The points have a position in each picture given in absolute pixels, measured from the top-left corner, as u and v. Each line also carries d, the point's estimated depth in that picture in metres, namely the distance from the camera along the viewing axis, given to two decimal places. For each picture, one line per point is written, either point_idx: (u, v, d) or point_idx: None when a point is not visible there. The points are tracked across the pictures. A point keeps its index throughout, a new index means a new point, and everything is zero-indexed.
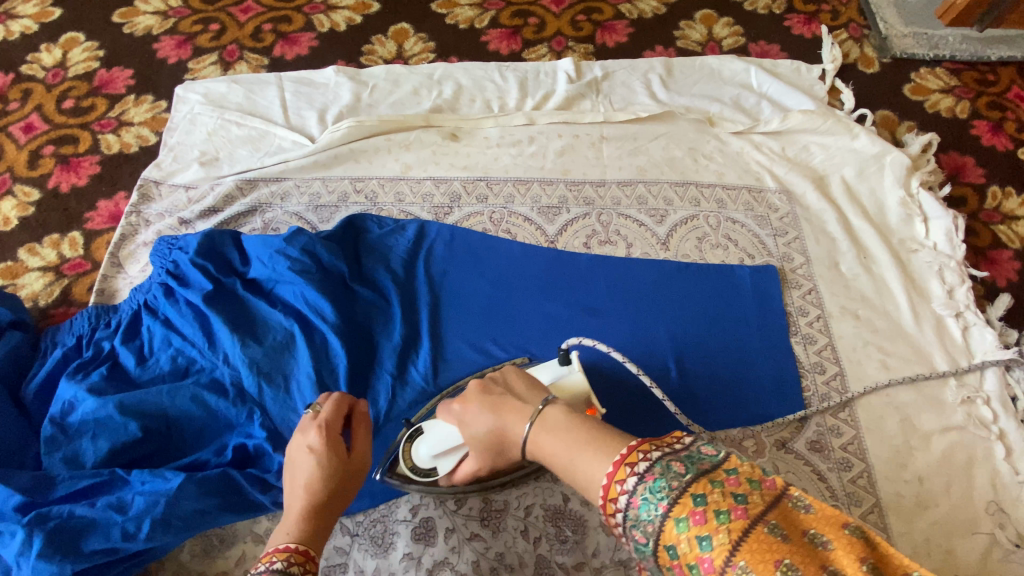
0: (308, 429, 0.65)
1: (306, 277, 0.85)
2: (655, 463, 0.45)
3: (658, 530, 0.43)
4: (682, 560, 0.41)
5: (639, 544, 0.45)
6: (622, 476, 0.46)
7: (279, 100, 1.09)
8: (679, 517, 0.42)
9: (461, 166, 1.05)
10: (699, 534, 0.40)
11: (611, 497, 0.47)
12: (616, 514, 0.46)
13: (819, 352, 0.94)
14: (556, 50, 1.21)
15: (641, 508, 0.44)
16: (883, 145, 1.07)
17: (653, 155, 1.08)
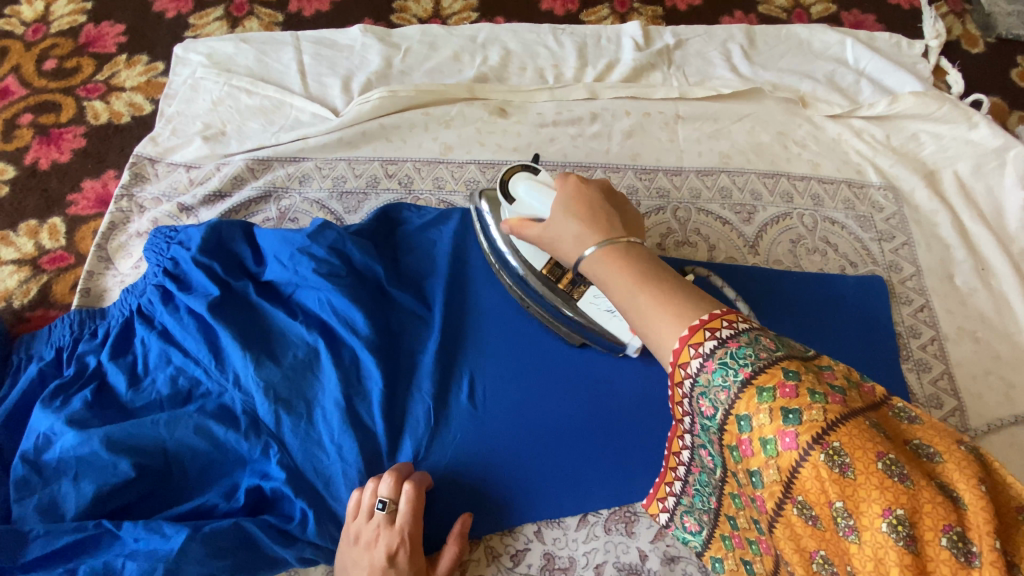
0: (385, 534, 0.60)
1: (334, 282, 0.69)
2: (742, 332, 0.40)
3: (733, 405, 0.39)
4: (753, 436, 0.38)
5: (705, 417, 0.42)
6: (699, 339, 0.40)
7: (296, 63, 0.93)
8: (762, 387, 0.37)
9: (510, 148, 0.89)
10: (775, 413, 0.37)
11: (682, 366, 0.41)
12: (684, 382, 0.42)
13: (934, 382, 0.80)
14: (619, 12, 1.03)
15: (717, 372, 0.39)
16: (1008, 137, 0.91)
17: (737, 140, 0.91)
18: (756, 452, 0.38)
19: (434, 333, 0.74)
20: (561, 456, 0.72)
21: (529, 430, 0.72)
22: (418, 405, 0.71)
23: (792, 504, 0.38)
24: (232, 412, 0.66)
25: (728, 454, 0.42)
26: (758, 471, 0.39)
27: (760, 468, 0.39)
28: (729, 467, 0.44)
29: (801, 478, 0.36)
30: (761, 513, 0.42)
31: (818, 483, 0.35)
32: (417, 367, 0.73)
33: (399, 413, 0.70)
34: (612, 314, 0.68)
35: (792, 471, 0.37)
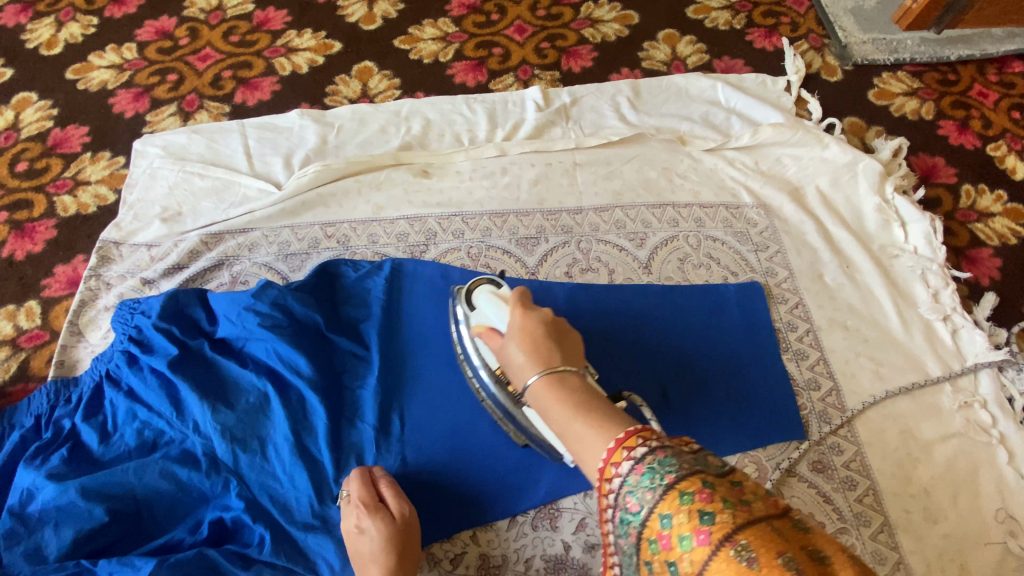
0: (348, 511, 0.74)
1: (278, 333, 0.81)
2: (666, 445, 0.47)
3: (659, 499, 0.44)
4: (674, 529, 0.42)
5: (631, 512, 0.46)
6: (631, 444, 0.48)
7: (242, 147, 1.07)
8: (683, 491, 0.43)
9: (435, 203, 1.03)
10: (693, 514, 0.41)
11: (614, 462, 0.48)
12: (613, 478, 0.48)
13: (811, 367, 0.92)
14: (522, 79, 1.21)
15: (645, 475, 0.45)
16: (854, 153, 1.06)
17: (627, 179, 1.08)
18: (676, 544, 0.42)
19: (371, 370, 0.85)
20: (490, 465, 0.82)
21: (461, 446, 0.83)
22: (360, 433, 0.82)
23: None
24: (194, 454, 0.77)
25: (646, 545, 0.45)
26: (676, 562, 0.42)
27: (678, 560, 0.42)
28: (640, 558, 0.46)
29: (713, 566, 0.39)
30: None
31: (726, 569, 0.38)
32: (357, 402, 0.84)
33: (345, 441, 0.82)
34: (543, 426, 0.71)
35: (705, 563, 0.39)
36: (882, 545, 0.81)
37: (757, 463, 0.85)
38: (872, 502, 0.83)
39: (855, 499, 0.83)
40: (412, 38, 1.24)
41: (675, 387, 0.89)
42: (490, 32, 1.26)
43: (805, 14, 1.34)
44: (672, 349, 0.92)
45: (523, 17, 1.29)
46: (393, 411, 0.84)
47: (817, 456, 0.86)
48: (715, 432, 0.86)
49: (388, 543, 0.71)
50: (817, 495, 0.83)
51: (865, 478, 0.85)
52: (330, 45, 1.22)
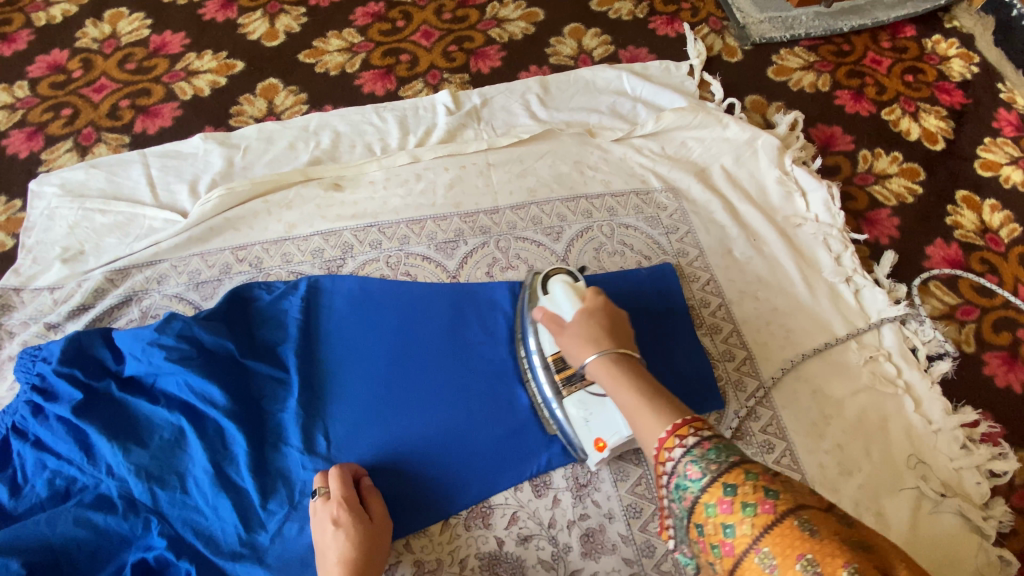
0: (327, 507, 0.74)
1: (186, 365, 0.79)
2: (705, 438, 0.53)
3: (720, 472, 0.50)
4: (735, 497, 0.48)
5: (689, 479, 0.51)
6: (684, 432, 0.55)
7: (145, 178, 1.04)
8: (748, 471, 0.49)
9: (349, 216, 1.02)
10: (761, 482, 0.48)
11: (677, 436, 0.55)
12: (675, 449, 0.54)
13: (725, 340, 0.96)
14: (432, 83, 1.21)
15: (707, 451, 0.52)
16: (752, 130, 1.10)
17: (541, 175, 1.09)
18: (735, 511, 0.47)
19: (291, 391, 0.85)
20: (420, 473, 0.83)
21: (393, 459, 0.83)
22: (285, 456, 0.82)
23: (755, 556, 0.45)
24: (110, 498, 0.76)
25: (701, 511, 0.50)
26: (733, 527, 0.47)
27: (735, 524, 0.47)
28: (692, 520, 0.51)
29: (775, 531, 0.45)
30: (724, 561, 0.47)
31: (787, 536, 0.44)
32: (280, 424, 0.83)
33: (271, 465, 0.81)
34: (584, 423, 0.78)
35: (766, 528, 0.45)
36: None
37: None
38: (789, 462, 0.87)
39: (773, 461, 0.88)
40: (317, 51, 1.23)
41: None
42: (396, 40, 1.26)
43: None
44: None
45: (428, 22, 1.29)
46: (316, 431, 0.83)
47: (736, 424, 0.90)
48: None
49: (361, 538, 0.71)
50: None
51: (781, 440, 0.89)
52: (232, 65, 1.20)
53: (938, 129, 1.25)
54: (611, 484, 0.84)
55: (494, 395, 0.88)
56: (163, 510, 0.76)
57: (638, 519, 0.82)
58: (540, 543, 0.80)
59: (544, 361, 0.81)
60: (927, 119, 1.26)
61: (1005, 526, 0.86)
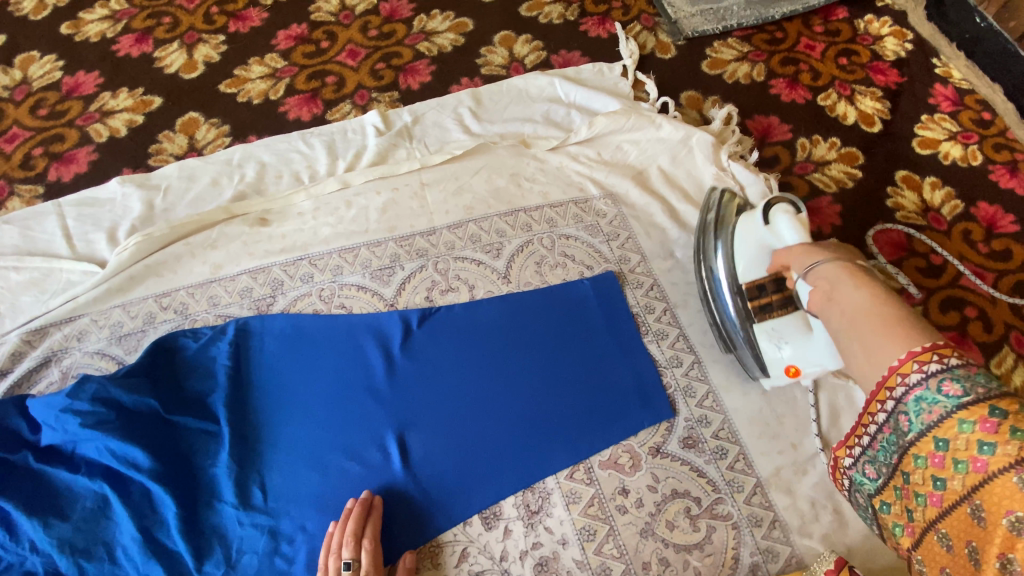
0: None
1: (104, 430, 0.75)
2: (952, 366, 0.55)
3: (985, 398, 0.53)
4: (974, 433, 0.52)
5: (932, 398, 0.56)
6: (924, 360, 0.57)
7: (60, 230, 0.99)
8: (996, 404, 0.52)
9: (278, 250, 0.98)
10: (1017, 418, 0.50)
11: (918, 362, 0.57)
12: (915, 374, 0.58)
13: (672, 345, 0.94)
14: (360, 104, 1.17)
15: (952, 381, 0.55)
16: (686, 128, 1.09)
17: (477, 191, 1.06)
18: (973, 449, 0.52)
19: (222, 444, 0.81)
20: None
21: (333, 505, 0.80)
22: (219, 514, 0.78)
23: (968, 505, 0.53)
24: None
25: (932, 440, 0.57)
26: (965, 463, 0.53)
27: (967, 463, 0.53)
28: (914, 446, 0.59)
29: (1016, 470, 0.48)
30: (947, 491, 0.55)
31: (1021, 481, 0.48)
32: (213, 480, 0.79)
33: (205, 524, 0.77)
34: (778, 348, 0.82)
35: (986, 480, 0.51)
36: (759, 507, 0.84)
37: (631, 451, 0.86)
38: (743, 467, 0.86)
39: (727, 467, 0.86)
40: (239, 80, 1.19)
41: (544, 394, 0.88)
42: (321, 61, 1.22)
43: None
44: (535, 356, 0.91)
45: (354, 40, 1.25)
46: (253, 482, 0.80)
47: (687, 432, 0.88)
48: (585, 429, 0.86)
49: None
50: (691, 471, 0.85)
51: (734, 444, 0.87)
52: (150, 102, 1.15)
53: (875, 111, 1.25)
54: (562, 508, 0.82)
55: (438, 425, 0.85)
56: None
57: (592, 542, 0.80)
58: None
59: (736, 287, 0.85)
60: (863, 101, 1.26)
61: None
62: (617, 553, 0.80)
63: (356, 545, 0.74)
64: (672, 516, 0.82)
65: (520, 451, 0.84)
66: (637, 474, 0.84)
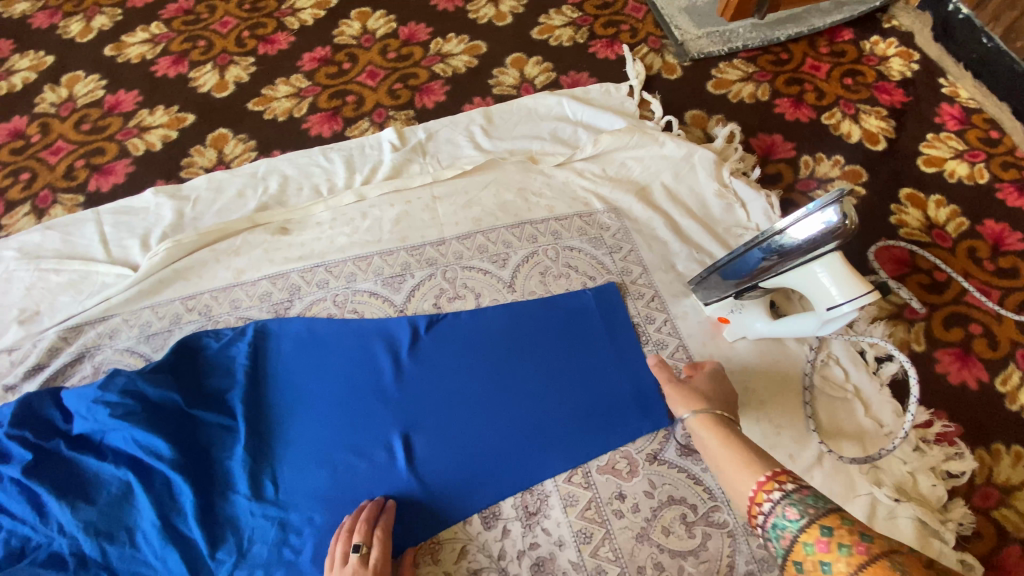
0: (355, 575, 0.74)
1: (130, 421, 0.80)
2: (788, 493, 0.62)
3: (817, 517, 0.58)
4: (831, 537, 0.55)
5: (788, 519, 0.60)
6: (770, 489, 0.64)
7: (98, 235, 1.07)
8: (825, 526, 0.57)
9: (296, 257, 1.04)
10: (841, 535, 0.55)
11: (768, 488, 0.65)
12: (766, 500, 0.64)
13: (672, 355, 0.97)
14: (378, 122, 1.24)
15: (789, 512, 0.61)
16: (689, 146, 1.12)
17: (486, 204, 1.11)
18: (831, 550, 0.55)
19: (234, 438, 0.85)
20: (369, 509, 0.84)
21: (339, 501, 0.84)
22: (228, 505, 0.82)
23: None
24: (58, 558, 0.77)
25: (800, 550, 0.58)
26: (831, 564, 0.54)
27: (833, 561, 0.54)
28: (792, 557, 0.59)
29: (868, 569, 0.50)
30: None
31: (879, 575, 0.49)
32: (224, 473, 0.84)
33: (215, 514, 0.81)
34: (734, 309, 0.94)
35: (868, 560, 0.51)
36: None
37: (629, 458, 0.88)
38: None
39: None
40: (266, 99, 1.27)
41: (546, 400, 0.91)
42: (343, 82, 1.29)
43: (643, 19, 1.42)
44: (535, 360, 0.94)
45: (374, 62, 1.33)
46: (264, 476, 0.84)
47: (684, 440, 0.89)
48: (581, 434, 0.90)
49: None
50: (687, 479, 0.86)
51: None
52: (183, 118, 1.24)
53: (879, 130, 1.27)
54: (560, 511, 0.84)
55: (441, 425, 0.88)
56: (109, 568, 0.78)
57: (588, 545, 0.82)
58: None
59: (761, 269, 0.83)
60: (868, 120, 1.28)
61: (964, 528, 0.86)
62: (613, 556, 0.82)
63: (368, 533, 0.78)
64: (668, 523, 0.84)
65: (520, 456, 0.87)
66: (634, 479, 0.86)
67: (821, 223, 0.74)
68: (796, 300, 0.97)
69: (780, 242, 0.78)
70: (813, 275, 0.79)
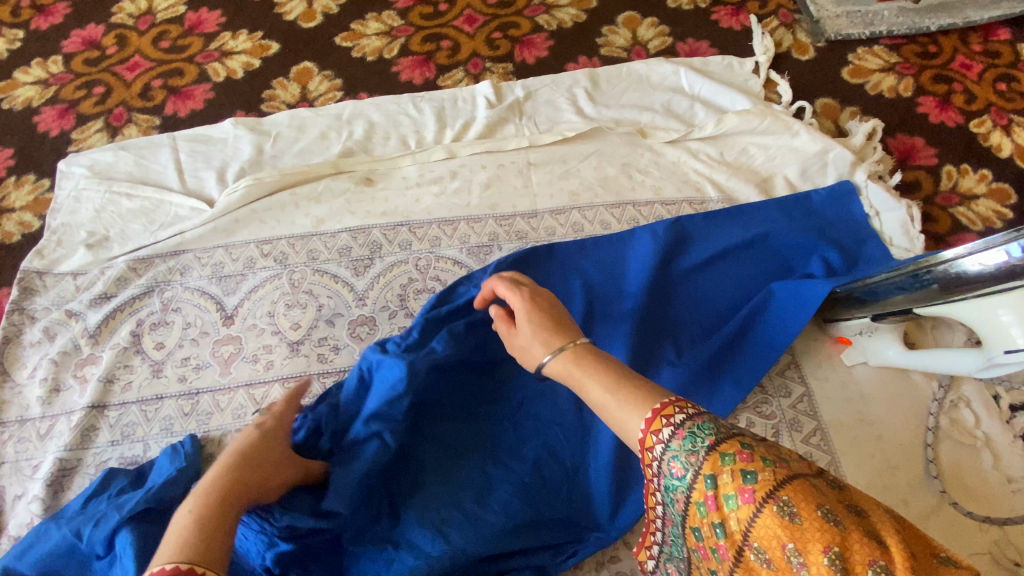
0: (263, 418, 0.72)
1: None
2: (688, 421, 0.49)
3: (717, 443, 0.46)
4: (738, 466, 0.44)
5: (676, 478, 0.48)
6: (660, 426, 0.50)
7: (173, 163, 1.00)
8: (724, 454, 0.46)
9: (379, 213, 0.96)
10: (726, 445, 0.46)
11: (663, 418, 0.50)
12: (655, 447, 0.50)
13: (782, 372, 0.88)
14: (473, 73, 1.13)
15: (680, 451, 0.48)
16: (826, 141, 1.00)
17: (585, 177, 1.01)
18: (720, 505, 0.45)
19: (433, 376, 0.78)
20: (456, 479, 0.73)
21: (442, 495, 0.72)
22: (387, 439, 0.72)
23: (765, 526, 0.41)
24: (77, 528, 0.66)
25: (728, 449, 0.46)
26: (722, 523, 0.44)
27: (722, 518, 0.44)
28: (688, 522, 0.48)
29: (756, 524, 0.42)
30: (740, 511, 0.43)
31: (770, 528, 0.41)
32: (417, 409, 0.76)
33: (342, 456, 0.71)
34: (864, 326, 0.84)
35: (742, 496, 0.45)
36: None
37: None
38: None
39: None
40: (355, 34, 1.17)
41: None
42: (438, 24, 1.18)
43: None
44: (747, 358, 0.85)
45: (473, 6, 1.21)
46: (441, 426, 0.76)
47: None
48: None
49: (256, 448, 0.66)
50: None
51: None
52: (267, 47, 1.15)
53: None
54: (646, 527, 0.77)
55: (675, 391, 0.82)
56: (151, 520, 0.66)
57: None
58: None
59: (916, 297, 0.75)
60: (1022, 134, 1.11)
61: None
62: None
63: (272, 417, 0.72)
64: None
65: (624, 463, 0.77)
66: None
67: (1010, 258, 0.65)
68: (930, 329, 0.86)
69: (957, 268, 0.69)
70: (991, 314, 0.70)
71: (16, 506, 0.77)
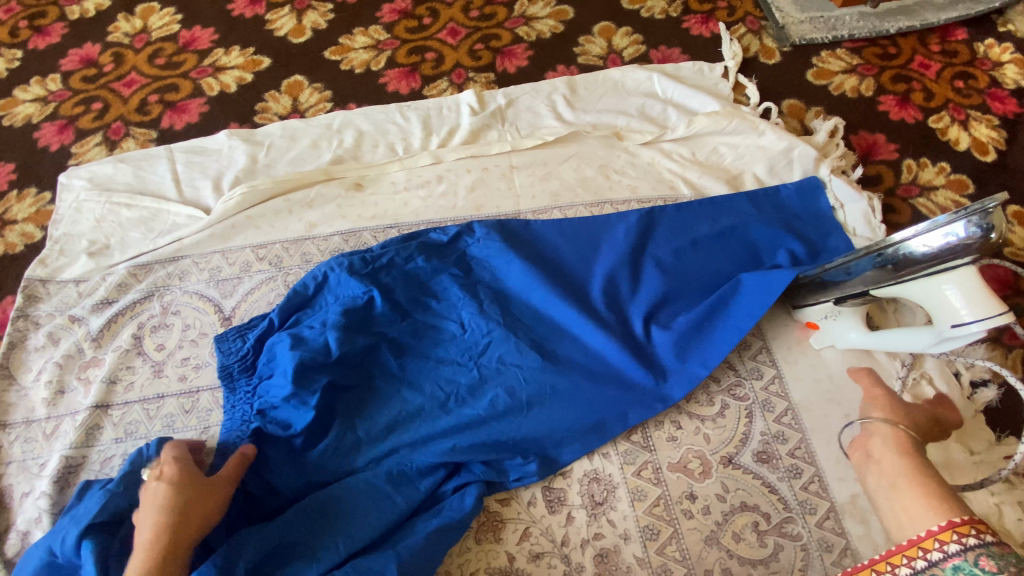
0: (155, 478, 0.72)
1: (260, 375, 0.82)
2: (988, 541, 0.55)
3: None
4: None
5: (979, 568, 0.53)
6: (948, 537, 0.57)
7: (171, 173, 1.05)
8: None
9: (369, 216, 1.01)
10: None
11: (958, 532, 0.57)
12: (946, 545, 0.57)
13: (754, 356, 0.93)
14: (457, 83, 1.19)
15: (987, 559, 0.54)
16: (790, 140, 1.06)
17: (565, 178, 1.06)
18: None
19: (408, 326, 0.88)
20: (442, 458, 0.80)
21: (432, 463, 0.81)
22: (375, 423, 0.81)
23: None
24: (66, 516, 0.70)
25: None
26: None
27: None
28: None
29: None
30: None
31: None
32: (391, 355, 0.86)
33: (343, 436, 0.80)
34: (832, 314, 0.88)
35: None
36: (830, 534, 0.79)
37: (701, 458, 0.84)
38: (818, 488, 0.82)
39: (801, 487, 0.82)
40: (343, 48, 1.22)
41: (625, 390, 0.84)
42: (422, 37, 1.24)
43: None
44: (708, 340, 0.87)
45: (455, 19, 1.27)
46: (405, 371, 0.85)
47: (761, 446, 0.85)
48: (653, 429, 0.86)
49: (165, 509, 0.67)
50: (763, 486, 0.82)
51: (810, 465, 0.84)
52: (259, 61, 1.20)
53: (989, 139, 1.16)
54: (627, 503, 0.81)
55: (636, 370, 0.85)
56: (113, 530, 0.70)
57: (655, 541, 0.79)
58: (552, 561, 0.78)
59: (870, 277, 0.80)
60: (976, 128, 1.17)
61: None
62: (680, 556, 0.78)
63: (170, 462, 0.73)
64: (738, 528, 0.79)
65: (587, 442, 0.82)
66: (707, 481, 0.82)
67: (947, 236, 0.71)
68: (891, 312, 0.92)
69: (904, 249, 0.75)
70: (939, 291, 0.75)
71: (25, 502, 0.80)
